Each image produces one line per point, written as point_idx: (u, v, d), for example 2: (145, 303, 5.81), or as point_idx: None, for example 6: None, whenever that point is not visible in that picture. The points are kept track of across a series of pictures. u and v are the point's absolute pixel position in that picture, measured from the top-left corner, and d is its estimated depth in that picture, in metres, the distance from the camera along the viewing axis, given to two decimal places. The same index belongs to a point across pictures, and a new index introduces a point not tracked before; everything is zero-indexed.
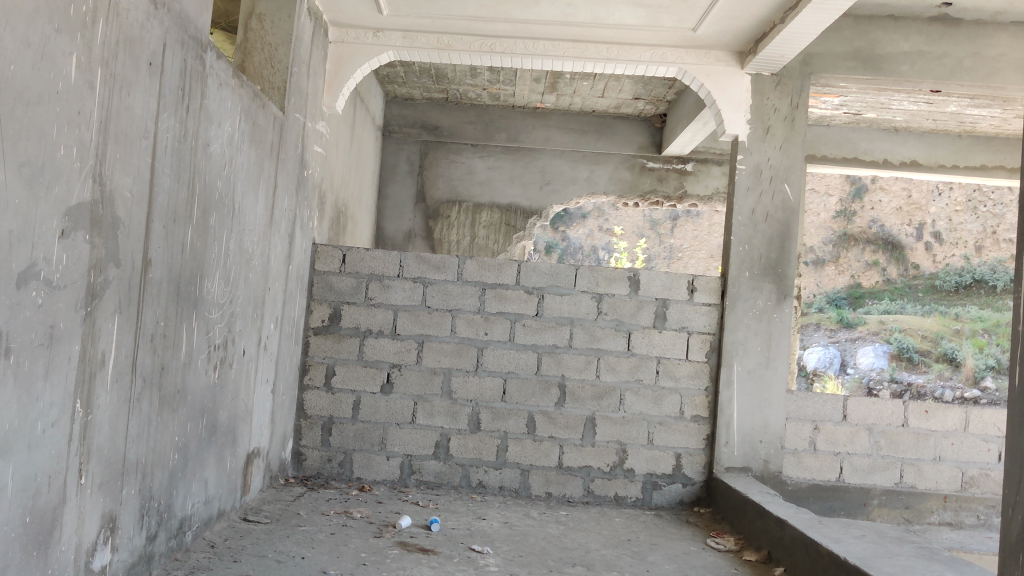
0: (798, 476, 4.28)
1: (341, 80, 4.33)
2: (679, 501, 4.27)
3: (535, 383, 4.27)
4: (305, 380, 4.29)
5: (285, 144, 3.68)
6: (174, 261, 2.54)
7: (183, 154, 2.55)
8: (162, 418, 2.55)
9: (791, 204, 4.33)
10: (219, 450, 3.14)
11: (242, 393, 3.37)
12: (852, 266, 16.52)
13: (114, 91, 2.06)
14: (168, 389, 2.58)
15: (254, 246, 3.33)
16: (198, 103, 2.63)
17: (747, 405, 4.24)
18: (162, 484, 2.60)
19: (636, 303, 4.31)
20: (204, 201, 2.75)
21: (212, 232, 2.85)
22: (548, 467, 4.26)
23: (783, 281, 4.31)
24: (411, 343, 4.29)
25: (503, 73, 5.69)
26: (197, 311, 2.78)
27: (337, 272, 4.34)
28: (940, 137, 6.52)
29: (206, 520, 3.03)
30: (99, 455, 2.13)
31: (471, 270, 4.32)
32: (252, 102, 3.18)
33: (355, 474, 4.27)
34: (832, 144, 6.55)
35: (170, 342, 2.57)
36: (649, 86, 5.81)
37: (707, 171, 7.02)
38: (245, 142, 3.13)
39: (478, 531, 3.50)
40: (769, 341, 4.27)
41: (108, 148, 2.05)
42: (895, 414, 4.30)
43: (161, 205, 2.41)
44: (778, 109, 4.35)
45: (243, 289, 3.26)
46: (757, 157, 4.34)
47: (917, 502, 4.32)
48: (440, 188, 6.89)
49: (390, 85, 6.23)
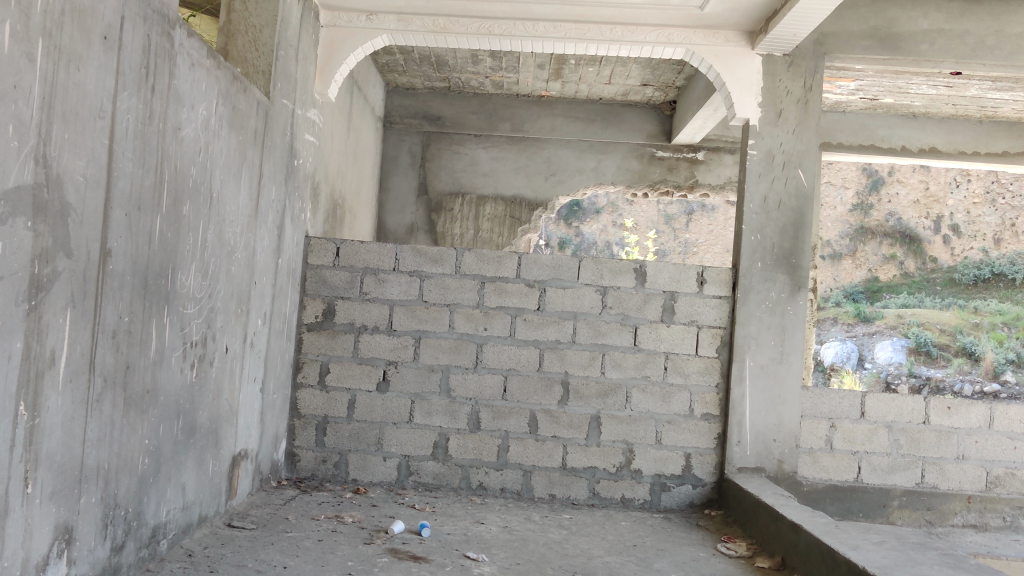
0: (814, 476, 4.08)
1: (333, 65, 4.16)
2: (689, 503, 4.08)
3: (538, 381, 4.09)
4: (298, 378, 4.12)
5: (271, 131, 3.50)
6: (140, 252, 2.38)
7: (148, 138, 2.38)
8: (129, 420, 2.39)
9: (804, 191, 4.13)
10: (199, 453, 2.97)
11: (225, 394, 3.20)
12: (870, 260, 16.30)
13: (60, 65, 1.90)
14: (135, 388, 2.41)
15: (236, 237, 3.16)
16: (166, 83, 2.46)
17: (760, 402, 4.05)
18: (130, 491, 2.43)
19: (642, 296, 4.11)
20: (175, 188, 2.58)
21: (186, 222, 2.69)
22: (552, 468, 4.08)
23: (797, 271, 4.11)
24: (408, 340, 4.11)
25: (505, 59, 5.51)
26: (170, 306, 2.62)
27: (331, 266, 4.16)
28: (961, 123, 6.29)
29: (184, 527, 2.87)
30: (49, 462, 1.97)
31: (470, 263, 4.13)
32: (232, 86, 3.01)
33: (350, 476, 4.10)
34: (848, 131, 6.30)
35: (137, 339, 2.40)
36: (658, 71, 5.61)
37: (719, 160, 6.79)
38: (224, 126, 2.96)
39: (475, 537, 3.32)
40: (784, 335, 4.07)
41: (53, 127, 1.90)
42: (916, 411, 4.09)
43: (122, 191, 2.24)
44: (790, 91, 4.15)
45: (224, 283, 3.09)
46: (769, 141, 4.14)
47: (940, 503, 4.11)
48: (443, 180, 6.71)
49: (390, 73, 6.06)
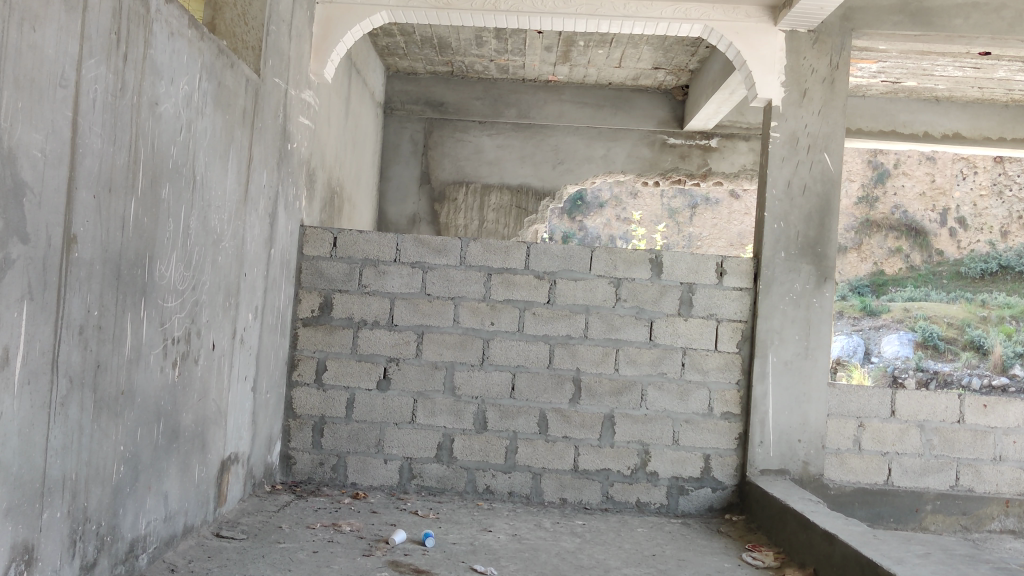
0: (842, 479, 3.85)
1: (329, 44, 3.92)
2: (708, 507, 3.85)
3: (547, 379, 3.86)
4: (293, 376, 3.89)
5: (262, 112, 3.26)
6: (112, 239, 2.14)
7: (120, 112, 2.14)
8: (101, 425, 2.15)
9: (830, 175, 3.89)
10: (183, 458, 2.73)
11: (213, 394, 2.96)
12: (875, 253, 16.04)
13: (12, 22, 1.66)
14: (107, 389, 2.18)
15: (223, 225, 2.92)
16: (140, 53, 2.23)
17: (784, 401, 3.81)
18: (103, 503, 2.20)
19: (659, 288, 3.87)
20: (153, 169, 2.35)
21: (165, 207, 2.45)
22: (562, 471, 3.85)
23: (822, 261, 3.87)
24: (410, 334, 3.88)
25: (511, 40, 5.26)
26: (148, 299, 2.38)
27: (328, 257, 3.92)
28: (985, 108, 6.05)
29: (166, 539, 2.64)
30: (4, 474, 1.74)
31: (475, 254, 3.89)
32: (217, 60, 2.77)
33: (349, 480, 3.87)
34: (868, 116, 6.07)
35: (109, 335, 2.16)
36: (670, 53, 5.36)
37: (733, 147, 6.53)
38: (208, 104, 2.72)
39: (483, 547, 3.09)
40: (808, 329, 3.83)
41: (4, 94, 1.66)
42: (950, 409, 3.87)
43: (89, 170, 2.00)
44: (815, 70, 3.91)
45: (210, 273, 2.85)
46: (792, 123, 3.90)
47: (976, 507, 3.87)
48: (446, 169, 6.47)
49: (391, 57, 5.81)
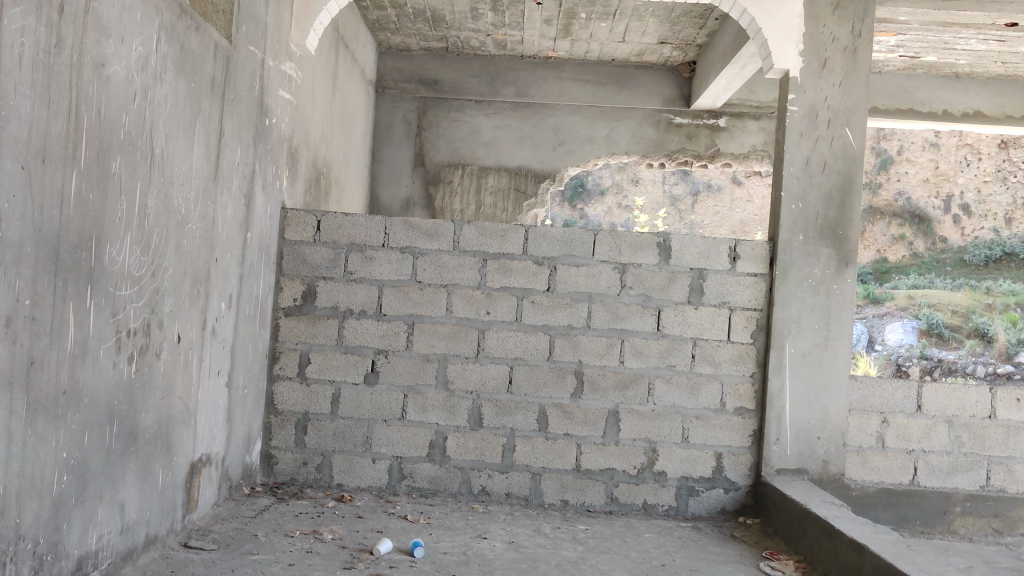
0: (864, 479, 3.60)
1: (311, 13, 3.64)
2: (720, 509, 3.59)
3: (547, 371, 3.59)
4: (274, 370, 3.62)
5: (234, 83, 2.99)
6: (46, 218, 1.87)
7: (55, 72, 1.87)
8: (36, 431, 1.88)
9: (852, 151, 3.62)
10: (144, 462, 2.47)
11: (179, 391, 2.70)
12: (879, 241, 15.68)
13: None
14: (44, 390, 1.91)
15: (189, 205, 2.65)
16: (81, 5, 1.95)
17: (802, 395, 3.55)
18: (40, 517, 1.93)
19: (666, 274, 3.60)
20: (99, 139, 2.08)
21: (116, 183, 2.18)
22: (563, 470, 3.59)
23: (843, 244, 3.60)
24: (400, 325, 3.61)
25: (509, 13, 4.98)
26: (94, 286, 2.11)
27: (311, 241, 3.65)
28: (1007, 85, 5.77)
29: (123, 553, 2.37)
30: None
31: (469, 238, 3.61)
32: (179, 21, 2.49)
33: (335, 480, 3.61)
34: (885, 94, 5.78)
35: (45, 327, 1.89)
36: (677, 26, 5.08)
37: (742, 126, 6.24)
38: (168, 70, 2.44)
39: (476, 557, 2.82)
40: (828, 318, 3.57)
41: None
42: (980, 403, 3.61)
43: (14, 138, 1.73)
44: (836, 38, 3.63)
45: (174, 257, 2.58)
46: (811, 96, 3.62)
47: (1008, 509, 3.63)
48: (441, 150, 6.20)
49: (382, 32, 5.54)
